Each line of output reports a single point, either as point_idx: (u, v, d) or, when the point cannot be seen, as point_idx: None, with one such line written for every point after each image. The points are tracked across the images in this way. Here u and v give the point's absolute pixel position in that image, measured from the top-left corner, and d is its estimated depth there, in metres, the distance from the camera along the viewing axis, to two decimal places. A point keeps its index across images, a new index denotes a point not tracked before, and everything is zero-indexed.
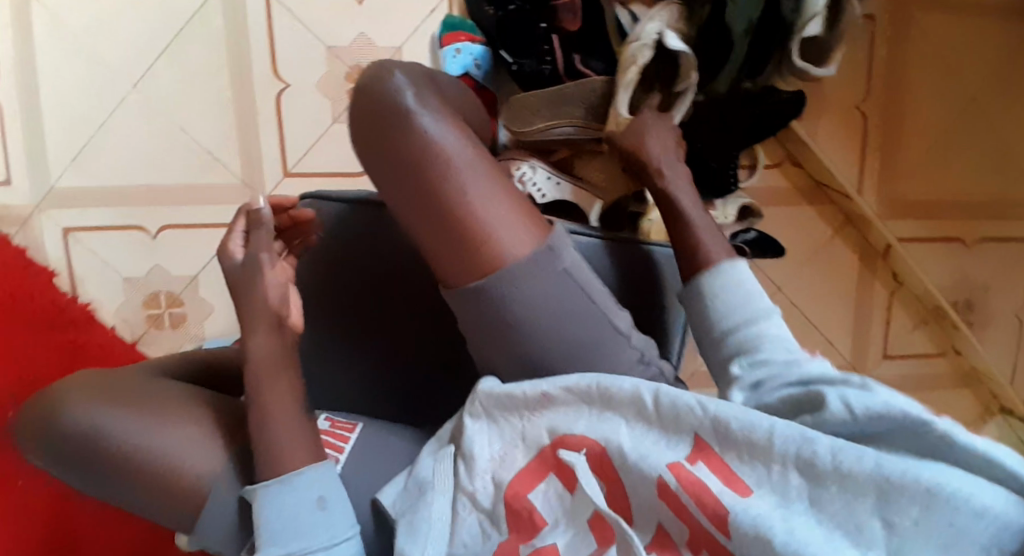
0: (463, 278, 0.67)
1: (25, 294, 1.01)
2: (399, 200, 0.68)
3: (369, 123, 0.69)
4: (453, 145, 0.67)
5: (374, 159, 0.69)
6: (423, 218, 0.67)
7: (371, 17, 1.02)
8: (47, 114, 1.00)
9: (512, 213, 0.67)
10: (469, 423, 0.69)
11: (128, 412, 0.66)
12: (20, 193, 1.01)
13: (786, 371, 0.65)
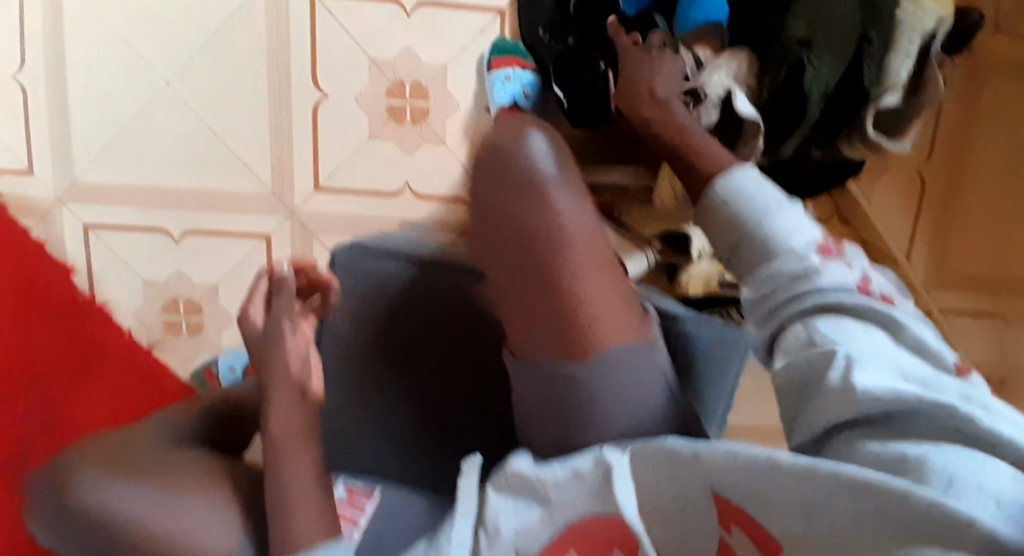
0: (540, 352, 0.57)
1: (43, 286, 0.99)
2: (499, 259, 0.57)
3: (489, 179, 0.58)
4: (580, 224, 0.56)
5: (480, 215, 0.58)
6: (519, 287, 0.56)
7: (421, 31, 0.96)
8: (74, 105, 0.96)
9: (620, 304, 0.57)
10: (478, 491, 0.55)
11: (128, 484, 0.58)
12: (43, 184, 0.98)
13: (791, 291, 0.53)
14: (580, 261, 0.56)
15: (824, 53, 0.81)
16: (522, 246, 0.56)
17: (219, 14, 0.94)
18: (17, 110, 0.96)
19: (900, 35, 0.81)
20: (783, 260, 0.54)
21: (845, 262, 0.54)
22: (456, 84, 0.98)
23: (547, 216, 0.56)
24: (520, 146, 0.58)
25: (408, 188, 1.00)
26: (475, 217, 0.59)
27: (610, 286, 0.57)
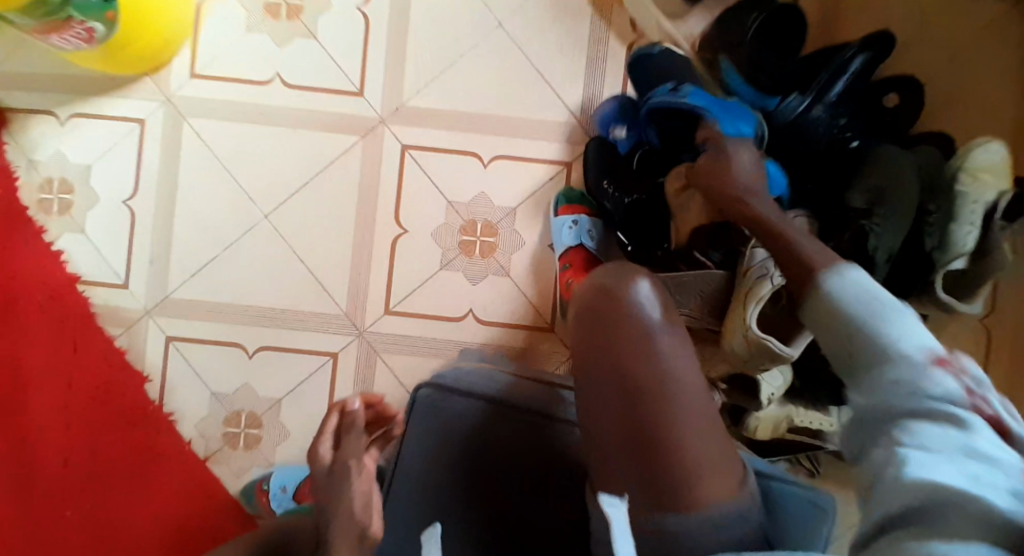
0: (633, 485, 0.66)
1: (118, 392, 1.05)
2: (605, 396, 0.68)
3: (606, 330, 0.69)
4: (682, 368, 0.67)
5: (598, 360, 0.68)
6: (623, 422, 0.66)
7: (495, 178, 1.05)
8: (175, 227, 1.05)
9: (716, 438, 0.67)
10: None
11: None
12: (135, 297, 1.05)
13: (905, 381, 0.58)
14: (682, 404, 0.66)
15: (883, 217, 0.90)
16: (636, 393, 0.67)
17: (316, 159, 1.05)
18: (123, 231, 1.05)
19: (963, 207, 0.90)
20: (932, 373, 0.57)
21: (969, 366, 0.58)
22: (522, 225, 1.05)
23: (654, 365, 0.67)
24: (631, 307, 0.69)
25: (471, 314, 1.05)
26: (587, 363, 0.69)
27: (712, 428, 0.67)
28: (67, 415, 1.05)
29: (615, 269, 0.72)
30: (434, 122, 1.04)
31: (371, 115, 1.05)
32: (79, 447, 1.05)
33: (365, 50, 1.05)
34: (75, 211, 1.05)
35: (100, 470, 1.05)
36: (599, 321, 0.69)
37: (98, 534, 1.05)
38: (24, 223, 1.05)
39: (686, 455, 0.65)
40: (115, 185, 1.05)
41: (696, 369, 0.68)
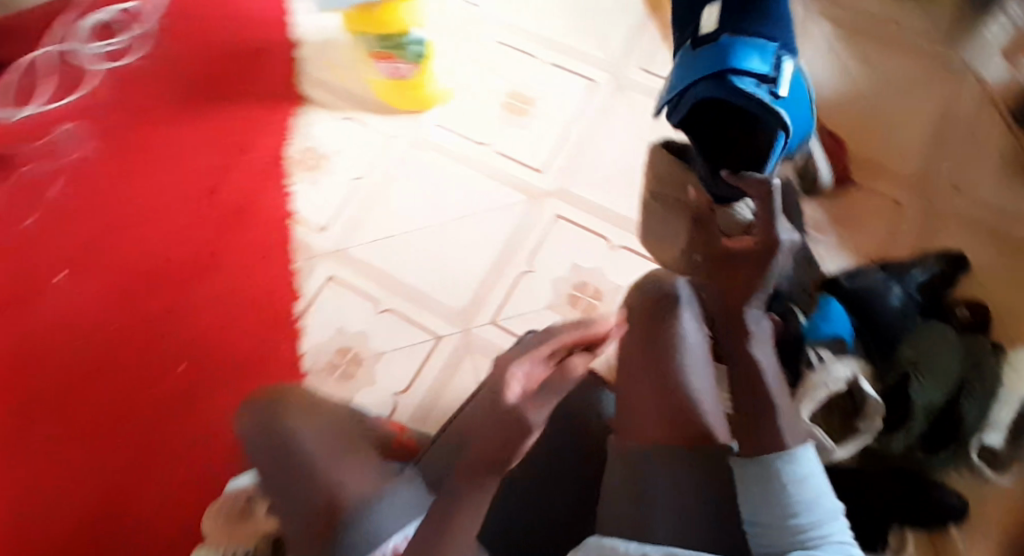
0: (641, 426, 0.90)
1: (274, 297, 1.32)
2: (640, 360, 0.95)
3: (649, 315, 0.97)
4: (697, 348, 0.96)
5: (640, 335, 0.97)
6: (649, 377, 0.93)
7: (614, 262, 1.33)
8: (377, 207, 1.38)
9: (714, 398, 0.93)
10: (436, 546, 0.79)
11: (329, 458, 0.96)
12: (324, 240, 1.36)
13: (806, 532, 0.81)
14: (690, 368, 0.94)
15: (926, 373, 1.15)
16: (661, 356, 0.94)
17: (492, 202, 1.38)
18: (339, 196, 1.39)
19: (1003, 391, 1.14)
20: (804, 517, 0.82)
21: (840, 521, 0.83)
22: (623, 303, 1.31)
23: (675, 341, 0.95)
24: (676, 314, 0.96)
25: None
26: (633, 341, 0.97)
27: (711, 389, 0.94)
28: (229, 300, 1.32)
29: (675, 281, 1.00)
30: (588, 209, 1.37)
31: (543, 188, 1.38)
32: (223, 324, 1.31)
33: (560, 147, 1.41)
34: (316, 172, 1.40)
35: (230, 347, 1.29)
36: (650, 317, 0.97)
37: (203, 394, 1.27)
38: (278, 165, 1.40)
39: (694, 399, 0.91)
40: (352, 165, 1.41)
41: (703, 350, 0.96)
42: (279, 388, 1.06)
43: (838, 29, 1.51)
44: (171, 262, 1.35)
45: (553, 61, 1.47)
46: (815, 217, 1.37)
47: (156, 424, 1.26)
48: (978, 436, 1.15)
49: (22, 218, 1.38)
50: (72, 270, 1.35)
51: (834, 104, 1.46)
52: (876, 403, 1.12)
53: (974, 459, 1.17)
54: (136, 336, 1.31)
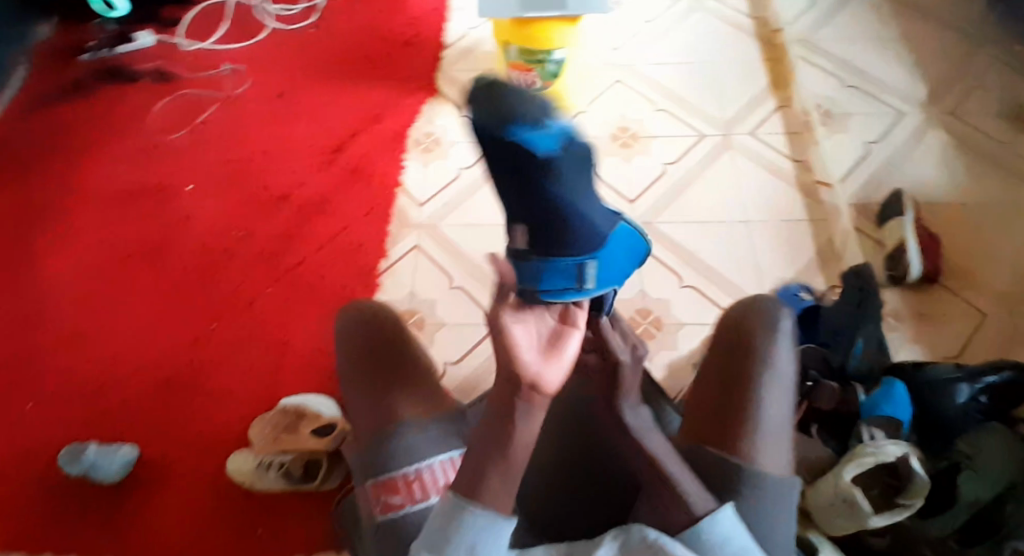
0: (705, 438, 0.91)
1: (365, 252, 1.44)
2: (718, 379, 0.96)
3: (729, 339, 0.98)
4: (784, 377, 0.94)
5: (725, 352, 0.97)
6: (720, 394, 0.94)
7: (681, 298, 1.40)
8: (477, 198, 1.49)
9: (783, 431, 0.91)
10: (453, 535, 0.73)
11: (399, 383, 1.06)
12: (421, 213, 1.47)
13: None
14: (770, 388, 0.92)
15: (980, 470, 1.21)
16: (740, 371, 0.94)
17: None
18: (445, 179, 1.51)
19: None
20: None
21: None
22: (683, 339, 1.37)
23: (763, 359, 0.94)
24: (765, 333, 0.96)
25: None
26: (717, 361, 0.98)
27: (786, 419, 0.91)
28: (325, 242, 1.45)
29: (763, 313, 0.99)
30: (668, 245, 1.44)
31: (631, 216, 1.45)
32: (314, 263, 1.43)
33: (656, 183, 1.49)
34: (430, 154, 1.54)
35: (314, 281, 1.42)
36: (733, 341, 0.98)
37: (281, 316, 1.39)
38: (399, 141, 1.55)
39: (755, 421, 0.90)
40: (465, 156, 1.53)
41: (789, 381, 0.94)
42: (376, 310, 1.15)
43: (955, 138, 1.51)
44: (286, 198, 1.50)
45: (666, 109, 1.57)
46: (893, 306, 1.39)
47: (234, 329, 1.39)
48: (1014, 540, 1.16)
49: (176, 132, 1.59)
50: (202, 182, 1.52)
51: (935, 204, 1.45)
52: (924, 482, 1.12)
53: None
54: (238, 251, 1.45)
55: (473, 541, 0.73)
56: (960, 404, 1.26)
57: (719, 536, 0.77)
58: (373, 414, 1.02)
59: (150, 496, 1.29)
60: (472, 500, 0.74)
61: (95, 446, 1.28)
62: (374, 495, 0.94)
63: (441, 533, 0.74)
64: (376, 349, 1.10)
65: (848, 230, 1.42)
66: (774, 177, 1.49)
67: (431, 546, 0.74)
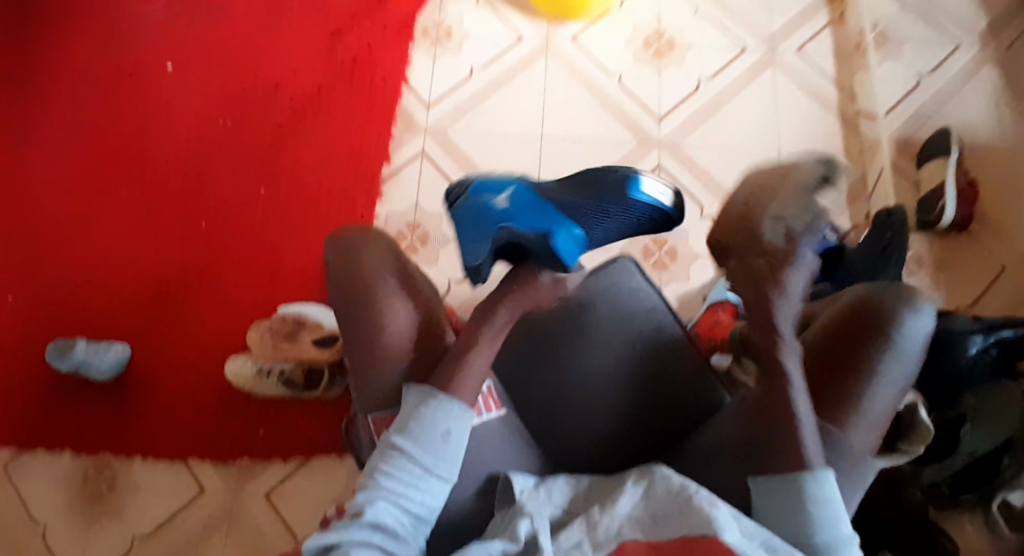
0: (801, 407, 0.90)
1: (367, 154, 1.35)
2: (837, 346, 0.90)
3: (861, 315, 0.90)
4: (907, 365, 0.89)
5: (851, 327, 0.90)
6: (834, 365, 0.90)
7: (699, 229, 1.32)
8: (488, 101, 1.38)
9: (882, 416, 0.89)
10: (408, 428, 0.84)
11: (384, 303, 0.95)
12: (427, 114, 1.37)
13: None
14: (885, 376, 0.88)
15: (979, 423, 1.19)
16: (862, 350, 0.89)
17: (604, 135, 1.35)
18: (454, 78, 1.39)
19: None
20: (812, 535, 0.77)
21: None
22: (696, 274, 1.30)
23: (893, 344, 0.88)
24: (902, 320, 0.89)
25: None
26: (843, 324, 0.91)
27: (892, 407, 0.89)
28: (323, 146, 1.36)
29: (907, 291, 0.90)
30: (694, 170, 1.34)
31: (655, 136, 1.36)
32: (314, 165, 1.35)
33: (685, 99, 1.37)
34: (438, 48, 1.42)
35: (311, 185, 1.34)
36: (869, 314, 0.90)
37: (278, 222, 1.33)
38: (406, 32, 1.42)
39: (860, 404, 0.88)
40: (477, 53, 1.41)
41: (910, 367, 0.89)
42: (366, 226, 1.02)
43: (1009, 78, 1.38)
44: (280, 89, 1.40)
45: (705, 14, 1.43)
46: (917, 250, 1.31)
47: (227, 230, 1.33)
48: (1003, 491, 1.20)
49: (156, 6, 1.47)
50: (183, 62, 1.42)
51: (980, 150, 1.34)
52: None
53: (992, 508, 1.22)
54: (230, 144, 1.37)
55: (446, 427, 0.84)
56: (971, 355, 1.17)
57: (821, 495, 0.78)
58: (353, 348, 0.94)
59: (145, 397, 1.27)
60: (445, 391, 0.86)
61: (85, 344, 1.25)
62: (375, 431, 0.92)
63: (410, 419, 0.85)
64: (345, 279, 0.97)
65: (886, 167, 1.31)
66: (813, 101, 1.37)
67: (401, 430, 0.84)
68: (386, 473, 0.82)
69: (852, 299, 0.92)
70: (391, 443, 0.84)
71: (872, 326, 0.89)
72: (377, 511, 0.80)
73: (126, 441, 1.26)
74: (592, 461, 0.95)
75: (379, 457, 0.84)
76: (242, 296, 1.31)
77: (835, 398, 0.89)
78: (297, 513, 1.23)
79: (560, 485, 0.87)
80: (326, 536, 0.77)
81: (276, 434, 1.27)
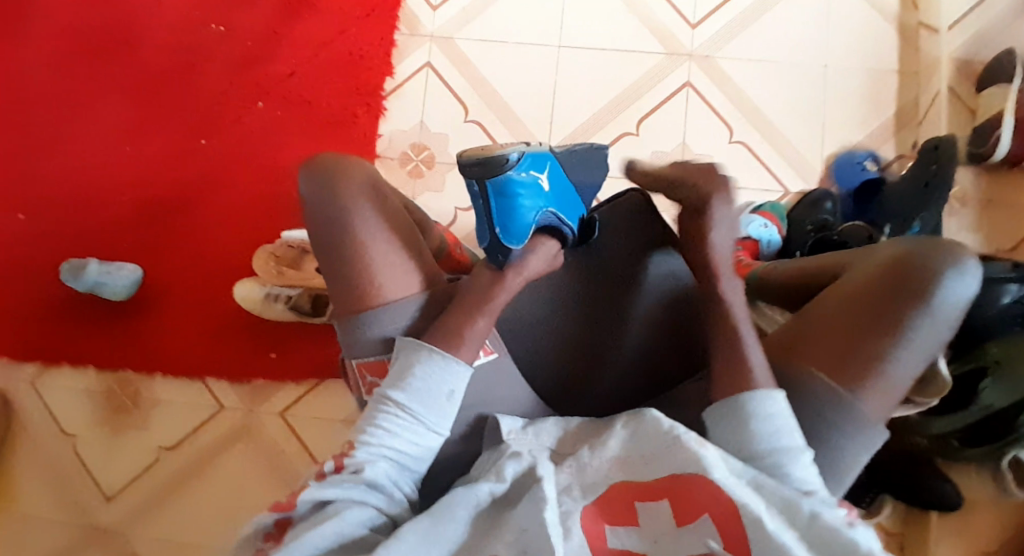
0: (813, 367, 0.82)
1: (369, 61, 1.25)
2: (864, 301, 0.82)
3: (896, 269, 0.82)
4: (940, 329, 0.81)
5: (884, 282, 0.82)
6: (859, 323, 0.81)
7: (729, 155, 1.20)
8: (499, 3, 1.25)
9: (905, 379, 0.81)
10: (401, 381, 0.80)
11: (369, 246, 0.89)
12: (432, 18, 1.26)
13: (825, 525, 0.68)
14: (912, 339, 0.80)
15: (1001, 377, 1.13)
16: (889, 310, 0.81)
17: (628, 45, 1.22)
18: None
19: None
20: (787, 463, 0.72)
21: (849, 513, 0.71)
22: None
23: (925, 301, 0.80)
24: (940, 278, 0.80)
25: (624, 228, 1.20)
26: (874, 276, 0.83)
27: (914, 373, 0.81)
28: (321, 52, 1.26)
29: (944, 248, 0.82)
30: (726, 87, 1.21)
31: (688, 47, 1.22)
32: (315, 71, 1.26)
33: (723, 3, 1.23)
34: None
35: (308, 97, 1.25)
36: (905, 270, 0.81)
37: (277, 134, 1.26)
38: None
39: (879, 367, 0.80)
40: None
41: (941, 330, 0.81)
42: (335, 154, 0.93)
43: None
44: None
45: None
46: (963, 185, 1.19)
47: (224, 139, 1.27)
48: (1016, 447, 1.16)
49: None
50: None
51: None
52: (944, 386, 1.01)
53: (1002, 464, 1.18)
54: (224, 46, 1.28)
55: (450, 387, 0.80)
56: (1001, 306, 1.11)
57: (773, 415, 0.74)
58: (341, 289, 0.89)
59: (159, 312, 1.29)
60: (449, 351, 0.80)
61: (96, 264, 1.24)
62: (358, 374, 0.91)
63: (410, 376, 0.80)
64: (321, 216, 0.90)
65: (942, 92, 1.18)
66: (867, 4, 1.23)
67: (400, 386, 0.80)
68: (385, 430, 0.78)
69: (888, 250, 0.84)
70: (388, 396, 0.79)
71: (906, 283, 0.81)
72: (375, 471, 0.76)
73: (146, 353, 1.29)
74: (581, 405, 0.88)
75: (376, 410, 0.79)
76: (243, 213, 1.27)
77: (850, 360, 0.81)
78: (310, 432, 1.27)
79: (549, 428, 0.81)
80: (322, 492, 0.74)
81: (287, 355, 1.29)
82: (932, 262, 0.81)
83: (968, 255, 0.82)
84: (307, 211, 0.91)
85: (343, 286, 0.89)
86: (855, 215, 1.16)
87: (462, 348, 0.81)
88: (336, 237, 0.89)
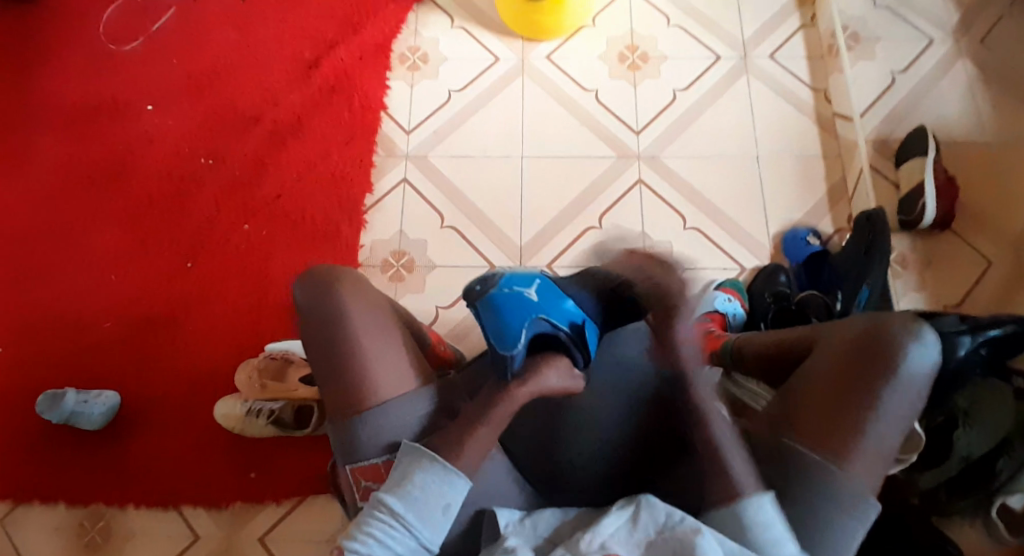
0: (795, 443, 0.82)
1: (349, 182, 1.36)
2: (830, 374, 0.84)
3: (861, 346, 0.83)
4: (911, 396, 0.81)
5: (851, 360, 0.83)
6: (830, 395, 0.82)
7: (684, 240, 1.31)
8: (466, 124, 1.39)
9: (884, 452, 0.81)
10: (397, 487, 0.79)
11: (368, 347, 0.89)
12: (406, 141, 1.39)
13: None
14: (889, 411, 0.80)
15: (976, 425, 1.07)
16: (859, 382, 0.81)
17: (584, 151, 1.37)
18: (432, 105, 1.41)
19: None
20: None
21: None
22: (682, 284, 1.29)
23: (888, 368, 0.81)
24: (898, 345, 0.81)
25: None
26: (841, 352, 0.84)
27: (891, 443, 0.81)
28: (303, 177, 1.36)
29: (897, 322, 0.83)
30: (674, 180, 1.35)
31: (636, 149, 1.37)
32: (296, 197, 1.35)
33: (662, 111, 1.40)
34: (416, 72, 1.44)
35: (291, 215, 1.34)
36: (868, 344, 0.83)
37: (261, 251, 1.32)
38: (382, 57, 1.44)
39: (855, 436, 0.80)
40: (453, 79, 1.43)
41: (910, 399, 0.81)
42: (334, 263, 0.96)
43: (983, 72, 1.39)
44: (259, 122, 1.41)
45: (679, 25, 1.47)
46: (902, 251, 1.31)
47: (209, 261, 1.32)
48: (1000, 495, 1.07)
49: (127, 44, 1.49)
50: (158, 102, 1.44)
51: (958, 146, 1.34)
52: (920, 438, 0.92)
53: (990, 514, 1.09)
54: (209, 179, 1.37)
55: (446, 500, 0.80)
56: (960, 358, 1.06)
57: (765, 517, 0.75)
58: (338, 394, 0.89)
59: (135, 436, 1.23)
60: (448, 464, 0.80)
61: (73, 393, 1.21)
62: (352, 482, 0.88)
63: (409, 484, 0.80)
64: (318, 320, 0.91)
65: (865, 168, 1.31)
66: (785, 105, 1.41)
67: (395, 491, 0.79)
68: (375, 537, 0.77)
69: (851, 327, 0.86)
70: (382, 501, 0.79)
71: (869, 353, 0.82)
72: None
73: (119, 478, 1.21)
74: (578, 495, 0.88)
75: (368, 517, 0.78)
76: (226, 329, 1.28)
77: (826, 431, 0.81)
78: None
79: (546, 518, 0.80)
80: None
81: (269, 474, 1.21)
82: (892, 334, 0.82)
83: (926, 326, 0.83)
84: (305, 317, 0.92)
85: (340, 389, 0.88)
86: (808, 285, 1.25)
87: (460, 458, 0.81)
88: (332, 348, 0.89)
